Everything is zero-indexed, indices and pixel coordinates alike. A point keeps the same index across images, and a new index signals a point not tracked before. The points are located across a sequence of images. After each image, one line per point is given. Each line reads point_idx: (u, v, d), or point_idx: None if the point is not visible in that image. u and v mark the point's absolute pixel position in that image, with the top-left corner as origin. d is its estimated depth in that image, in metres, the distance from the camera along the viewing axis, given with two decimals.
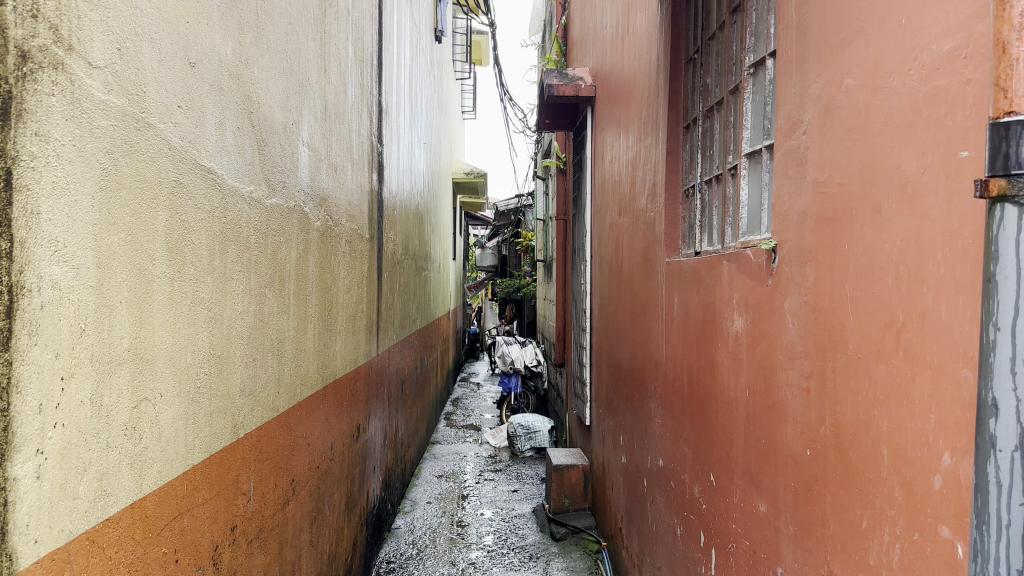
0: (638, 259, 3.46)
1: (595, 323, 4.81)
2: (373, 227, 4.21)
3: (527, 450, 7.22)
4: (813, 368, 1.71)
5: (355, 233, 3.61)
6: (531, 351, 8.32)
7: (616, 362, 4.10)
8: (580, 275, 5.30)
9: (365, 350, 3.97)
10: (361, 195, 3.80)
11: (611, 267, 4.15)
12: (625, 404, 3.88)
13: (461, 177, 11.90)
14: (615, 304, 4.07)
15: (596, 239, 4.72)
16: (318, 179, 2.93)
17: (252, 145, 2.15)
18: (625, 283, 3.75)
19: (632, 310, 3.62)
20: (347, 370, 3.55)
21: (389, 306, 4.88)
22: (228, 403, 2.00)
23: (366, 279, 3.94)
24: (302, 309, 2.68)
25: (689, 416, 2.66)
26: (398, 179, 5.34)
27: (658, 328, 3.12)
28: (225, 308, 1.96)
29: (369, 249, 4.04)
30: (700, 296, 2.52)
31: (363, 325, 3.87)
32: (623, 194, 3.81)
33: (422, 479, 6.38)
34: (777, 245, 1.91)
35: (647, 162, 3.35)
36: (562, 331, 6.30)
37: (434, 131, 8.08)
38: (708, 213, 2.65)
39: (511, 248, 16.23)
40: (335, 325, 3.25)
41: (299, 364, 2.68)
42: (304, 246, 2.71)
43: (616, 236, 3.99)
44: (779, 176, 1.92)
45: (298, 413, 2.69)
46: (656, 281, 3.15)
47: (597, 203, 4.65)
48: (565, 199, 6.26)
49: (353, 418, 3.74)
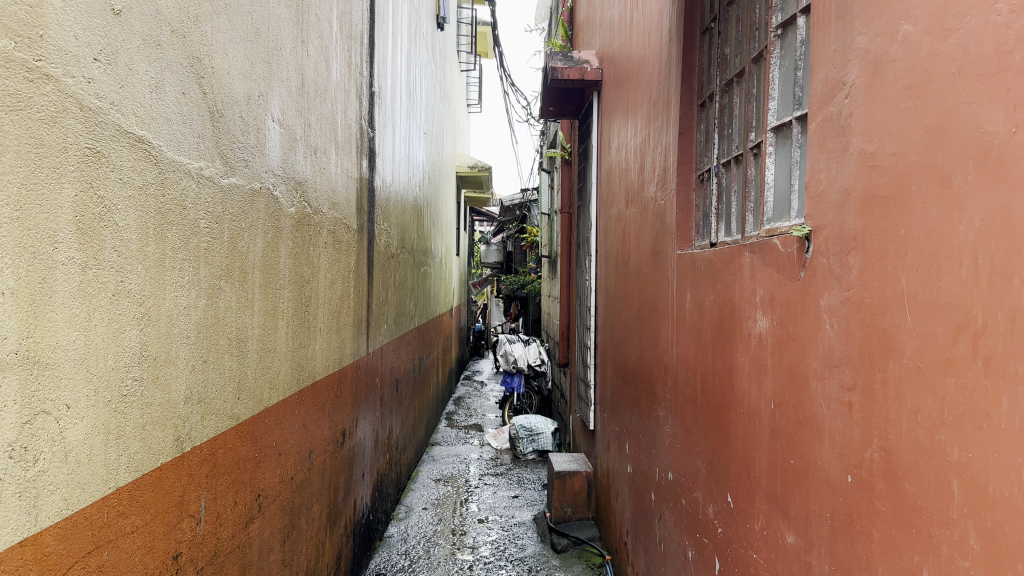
0: (646, 251, 3.17)
1: (600, 322, 4.52)
2: (363, 218, 3.93)
3: (529, 453, 6.94)
4: (857, 379, 1.43)
5: (339, 223, 3.34)
6: (535, 350, 8.04)
7: (622, 364, 3.81)
8: (584, 271, 5.01)
9: (351, 349, 3.68)
10: (347, 183, 3.52)
11: (618, 262, 3.86)
12: (631, 409, 3.59)
13: (465, 170, 11.62)
14: (621, 301, 3.78)
15: (601, 232, 4.42)
16: (292, 161, 2.65)
17: (201, 115, 1.87)
18: (633, 278, 3.46)
19: (639, 308, 3.34)
20: (329, 371, 3.27)
21: (382, 303, 4.61)
22: (168, 411, 1.73)
23: (354, 272, 3.66)
24: (270, 304, 2.40)
25: (702, 428, 2.37)
26: (394, 169, 5.07)
27: (668, 328, 2.83)
28: (164, 301, 1.69)
29: (357, 241, 3.76)
30: (716, 292, 2.23)
31: (349, 322, 3.59)
32: (631, 182, 3.52)
33: (419, 483, 6.10)
34: (811, 232, 1.62)
35: (656, 146, 3.06)
36: (565, 329, 6.01)
37: (435, 122, 7.79)
38: (726, 199, 2.35)
39: (517, 244, 15.93)
40: (314, 323, 2.97)
41: (267, 366, 2.40)
42: (273, 234, 2.43)
43: (623, 229, 3.70)
44: (813, 150, 1.63)
45: (267, 421, 2.42)
46: (666, 276, 2.85)
47: (603, 194, 4.37)
48: (570, 191, 5.97)
49: (338, 422, 3.47)
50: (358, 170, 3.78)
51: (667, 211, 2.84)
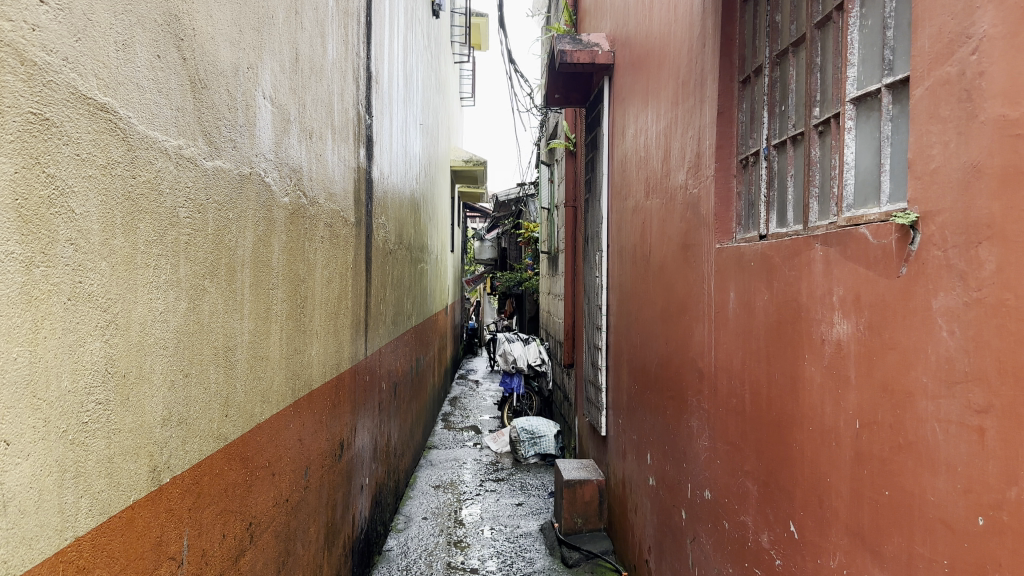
0: (673, 245, 2.89)
1: (613, 321, 4.24)
2: (361, 211, 3.64)
3: (531, 456, 6.67)
4: (994, 400, 1.15)
5: (336, 216, 3.04)
6: (535, 349, 7.76)
7: (642, 367, 3.53)
8: (594, 267, 4.72)
9: (350, 353, 3.39)
10: (344, 173, 3.23)
11: (636, 256, 3.58)
12: (652, 416, 3.32)
13: (459, 164, 11.32)
14: (640, 299, 3.50)
15: (614, 226, 4.14)
16: (286, 145, 2.36)
17: (180, 83, 1.58)
18: (656, 274, 3.19)
19: (664, 307, 3.06)
20: (327, 378, 2.98)
21: (380, 303, 4.32)
22: (142, 438, 1.44)
23: (352, 269, 3.36)
24: (262, 307, 2.11)
25: (752, 443, 2.10)
26: (391, 159, 4.77)
27: (702, 329, 2.56)
28: (135, 306, 1.40)
29: (355, 235, 3.47)
30: (773, 290, 1.95)
31: (347, 324, 3.30)
32: (653, 170, 3.24)
33: (417, 490, 5.81)
34: (917, 220, 1.34)
35: (686, 129, 2.78)
36: (571, 329, 5.73)
37: (430, 113, 7.49)
38: (781, 185, 2.08)
39: (512, 240, 15.63)
40: (310, 326, 2.68)
41: (259, 377, 2.11)
42: (265, 227, 2.14)
43: (643, 221, 3.42)
44: (919, 121, 1.35)
45: (258, 438, 2.13)
46: (700, 273, 2.57)
47: (616, 185, 4.09)
48: (575, 184, 5.69)
49: (336, 432, 3.18)
50: (355, 159, 3.49)
51: (700, 200, 2.56)
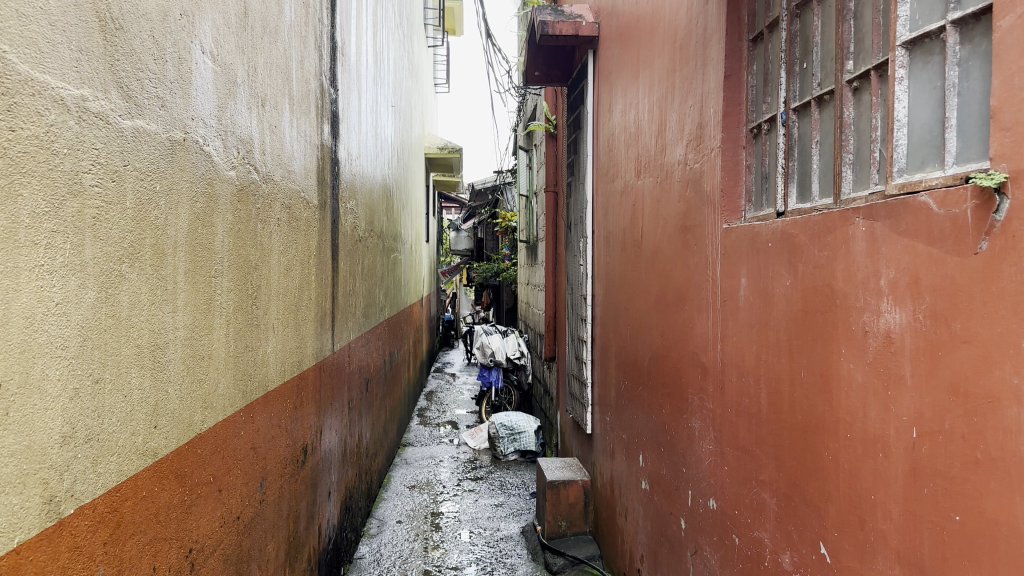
0: (669, 227, 2.62)
1: (599, 312, 3.97)
2: (326, 194, 3.33)
3: (510, 453, 6.40)
4: None
5: (295, 198, 2.74)
6: (514, 341, 7.52)
7: (632, 362, 3.26)
8: (578, 255, 4.45)
9: (313, 349, 3.08)
10: (305, 150, 2.91)
11: (625, 240, 3.30)
12: (643, 414, 3.05)
13: (434, 152, 11.00)
14: (630, 288, 3.23)
15: (600, 209, 3.86)
16: (233, 112, 2.05)
17: (84, 19, 1.27)
18: (648, 257, 2.91)
19: (659, 295, 2.79)
20: (286, 377, 2.67)
21: (350, 295, 4.02)
22: (30, 463, 1.13)
23: (315, 257, 3.05)
24: (201, 297, 1.80)
25: (770, 450, 1.83)
26: (360, 141, 4.46)
27: (704, 319, 2.29)
28: (16, 296, 1.09)
29: (319, 220, 3.16)
30: (798, 274, 1.68)
31: (310, 317, 2.99)
32: (646, 146, 2.96)
33: (391, 491, 5.51)
34: (1004, 183, 1.08)
35: (684, 98, 2.50)
36: (552, 320, 5.46)
37: (403, 97, 7.17)
38: (805, 153, 1.81)
39: (488, 231, 15.30)
40: (265, 319, 2.37)
41: (198, 378, 1.81)
42: (205, 204, 1.83)
43: (633, 202, 3.15)
44: (1007, 59, 1.08)
45: (199, 449, 1.83)
46: (702, 257, 2.30)
47: (602, 166, 3.82)
48: (556, 169, 5.40)
49: (298, 436, 2.88)
50: (318, 136, 3.18)
51: (702, 175, 2.29)
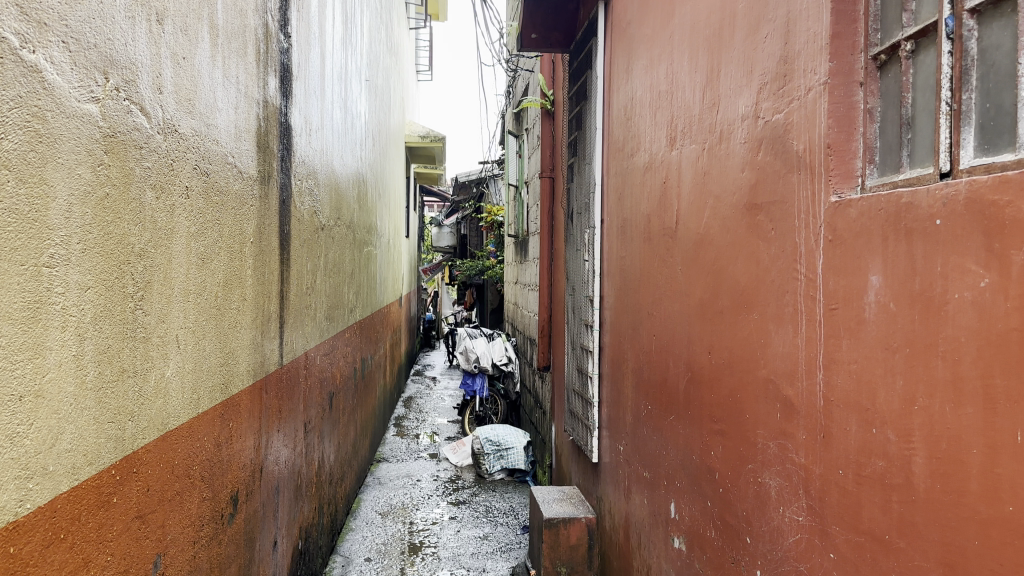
0: (726, 206, 1.93)
1: (609, 317, 3.28)
2: (272, 166, 2.61)
3: (496, 472, 5.71)
4: None
5: (217, 163, 2.01)
6: (500, 345, 6.80)
7: (655, 382, 2.56)
8: (582, 248, 3.75)
9: (248, 365, 2.35)
10: (237, 103, 2.19)
11: (649, 229, 2.61)
12: (673, 452, 2.36)
13: (415, 141, 10.27)
14: (656, 288, 2.53)
15: (611, 192, 3.17)
16: (96, 14, 1.33)
17: None
18: (687, 247, 2.22)
19: (702, 298, 2.10)
20: (205, 408, 1.96)
21: (308, 294, 3.29)
22: None
23: (251, 245, 2.33)
24: (9, 297, 1.09)
25: (934, 549, 1.15)
26: (325, 111, 3.74)
27: (790, 334, 1.60)
28: None
29: (258, 197, 2.43)
30: (1015, 269, 1.00)
31: (241, 324, 2.26)
32: (686, 102, 2.27)
33: (360, 520, 4.79)
34: None
35: (751, 26, 1.81)
36: (546, 325, 4.76)
37: (380, 73, 6.44)
38: (996, 78, 1.13)
39: (472, 227, 14.57)
40: (162, 328, 1.66)
41: (9, 432, 1.10)
42: (23, 147, 1.12)
43: (664, 178, 2.45)
44: None
45: (13, 548, 1.11)
46: (786, 244, 1.62)
47: (616, 139, 3.13)
48: (553, 151, 4.69)
49: (226, 482, 2.16)
50: (260, 90, 2.46)
51: (789, 129, 1.61)
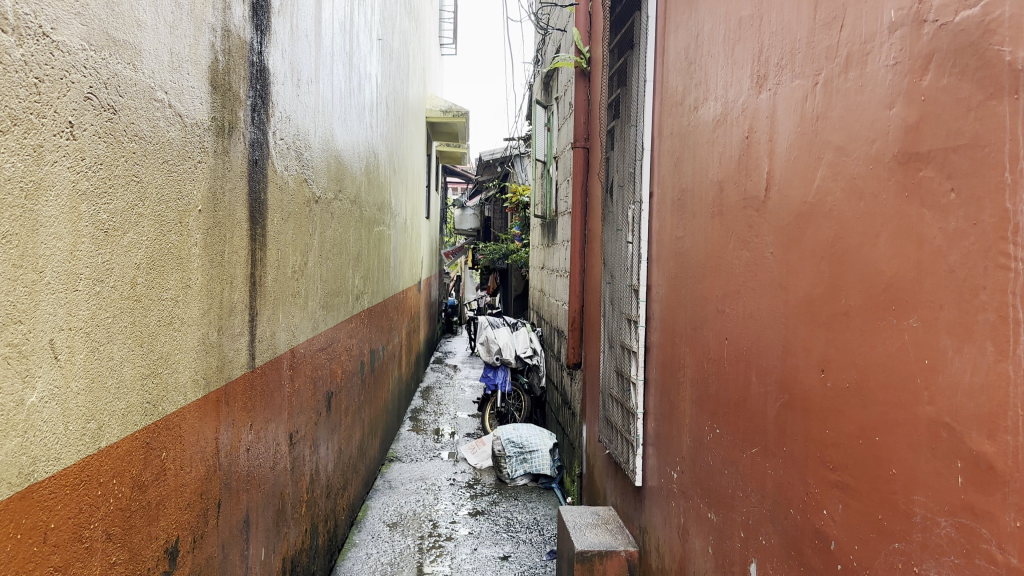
0: (862, 164, 1.34)
1: (657, 310, 2.69)
2: (237, 115, 2.04)
3: (518, 476, 5.16)
4: None
5: (134, 96, 1.44)
6: (524, 336, 6.23)
7: (726, 400, 1.97)
8: (623, 228, 3.15)
9: (196, 371, 1.80)
10: (173, 18, 1.62)
11: (720, 203, 2.02)
12: (756, 498, 1.77)
13: (436, 116, 9.67)
14: (731, 276, 1.94)
15: (665, 157, 2.57)
16: None
17: None
18: (786, 226, 1.63)
19: (810, 294, 1.50)
20: (113, 437, 1.39)
21: (295, 278, 2.72)
22: None
23: (199, 214, 1.77)
24: None
25: None
26: (322, 61, 3.15)
27: (989, 357, 1.02)
28: None
29: (213, 152, 1.86)
30: None
31: (183, 319, 1.70)
32: (787, 22, 1.65)
33: (365, 533, 4.23)
34: None
35: None
36: (577, 316, 4.18)
37: (395, 34, 5.83)
38: None
39: (496, 208, 13.95)
40: (15, 329, 1.09)
41: None
42: None
43: (747, 133, 1.84)
44: None
45: None
46: (984, 214, 1.03)
47: (673, 91, 2.51)
48: (588, 117, 4.09)
49: (156, 530, 1.60)
50: (217, 12, 1.88)
51: (993, 31, 1.01)
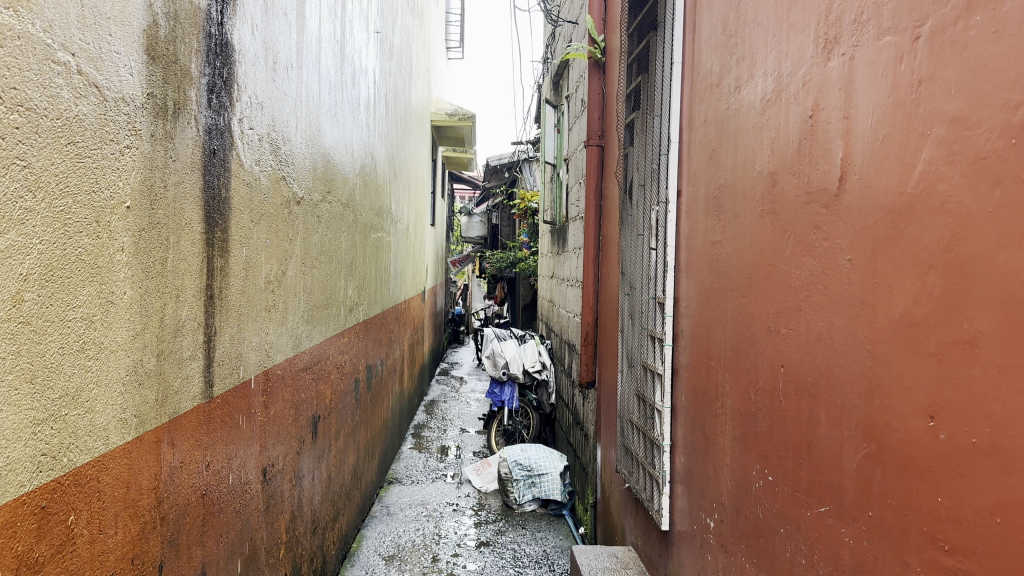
0: (998, 139, 0.98)
1: (686, 327, 2.33)
2: (186, 93, 1.69)
3: (527, 502, 4.78)
4: None
5: (17, 53, 1.07)
6: (533, 349, 5.83)
7: (782, 442, 1.61)
8: (644, 233, 2.79)
9: (124, 407, 1.44)
10: None
11: (774, 200, 1.65)
12: (825, 570, 1.40)
13: (441, 119, 9.33)
14: (789, 288, 1.57)
15: (698, 149, 2.21)
16: None
17: None
18: (874, 225, 1.26)
19: (917, 316, 1.14)
20: None
21: (270, 290, 2.37)
22: None
23: (126, 210, 1.42)
24: None
25: None
26: (307, 45, 2.81)
27: None
28: None
29: (149, 135, 1.50)
30: None
31: (101, 342, 1.34)
32: None
33: (358, 567, 3.86)
34: None
35: None
36: (591, 330, 3.82)
37: (396, 29, 5.48)
38: None
39: (505, 215, 13.60)
40: None
41: None
42: None
43: (814, 111, 1.48)
44: None
45: None
46: None
47: (708, 72, 2.15)
48: (603, 112, 3.74)
49: None
50: None
51: None
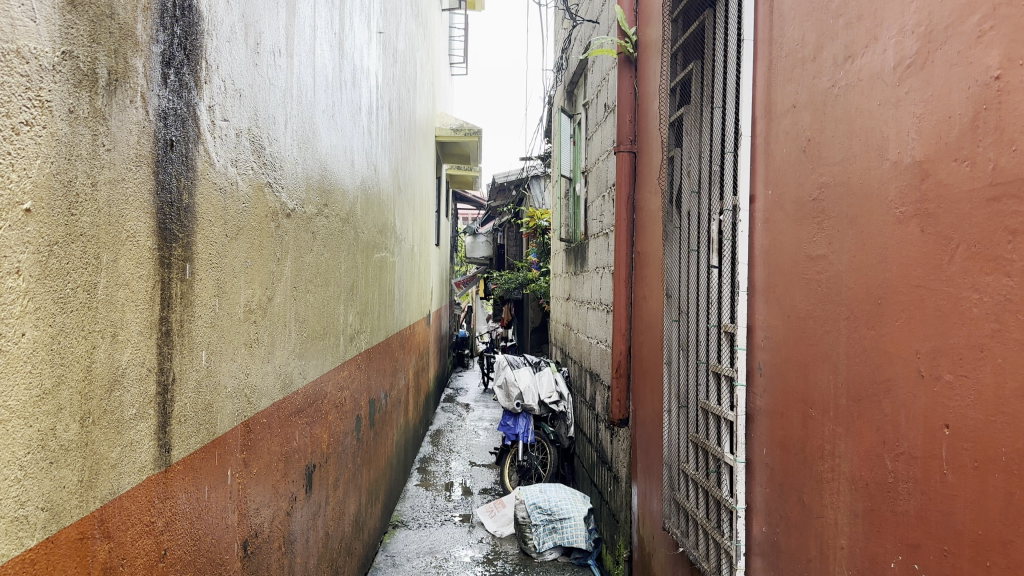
0: None
1: (764, 362, 1.88)
2: (129, 59, 1.25)
3: (547, 549, 4.31)
4: None
5: None
6: (549, 378, 5.37)
7: (951, 533, 1.16)
8: (698, 248, 2.35)
9: (23, 500, 0.99)
10: None
11: (928, 198, 1.22)
12: None
13: (447, 134, 8.93)
14: (966, 316, 1.13)
15: (783, 141, 1.77)
16: None
17: None
18: None
19: None
20: None
21: (251, 321, 1.92)
22: None
23: (21, 214, 0.98)
24: None
25: None
26: (299, 31, 2.39)
27: None
28: None
29: (65, 110, 1.07)
30: None
31: None
32: None
33: None
34: None
35: None
36: (624, 361, 3.37)
37: (399, 32, 5.08)
38: None
39: (512, 235, 13.17)
40: None
41: None
42: None
43: (1005, 69, 1.05)
44: None
45: None
46: None
47: (796, 45, 1.72)
48: (636, 113, 3.32)
49: None
50: None
51: None
